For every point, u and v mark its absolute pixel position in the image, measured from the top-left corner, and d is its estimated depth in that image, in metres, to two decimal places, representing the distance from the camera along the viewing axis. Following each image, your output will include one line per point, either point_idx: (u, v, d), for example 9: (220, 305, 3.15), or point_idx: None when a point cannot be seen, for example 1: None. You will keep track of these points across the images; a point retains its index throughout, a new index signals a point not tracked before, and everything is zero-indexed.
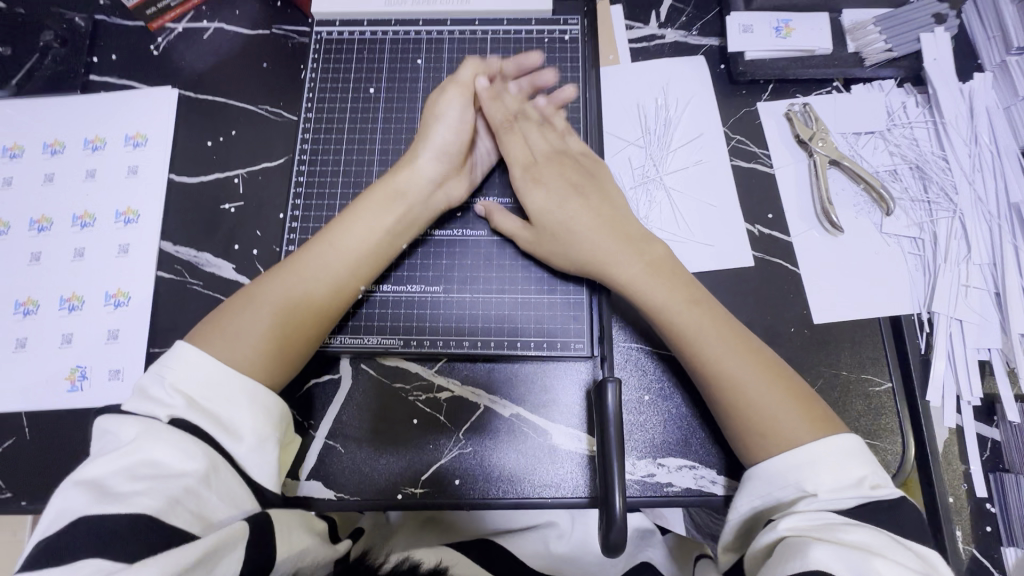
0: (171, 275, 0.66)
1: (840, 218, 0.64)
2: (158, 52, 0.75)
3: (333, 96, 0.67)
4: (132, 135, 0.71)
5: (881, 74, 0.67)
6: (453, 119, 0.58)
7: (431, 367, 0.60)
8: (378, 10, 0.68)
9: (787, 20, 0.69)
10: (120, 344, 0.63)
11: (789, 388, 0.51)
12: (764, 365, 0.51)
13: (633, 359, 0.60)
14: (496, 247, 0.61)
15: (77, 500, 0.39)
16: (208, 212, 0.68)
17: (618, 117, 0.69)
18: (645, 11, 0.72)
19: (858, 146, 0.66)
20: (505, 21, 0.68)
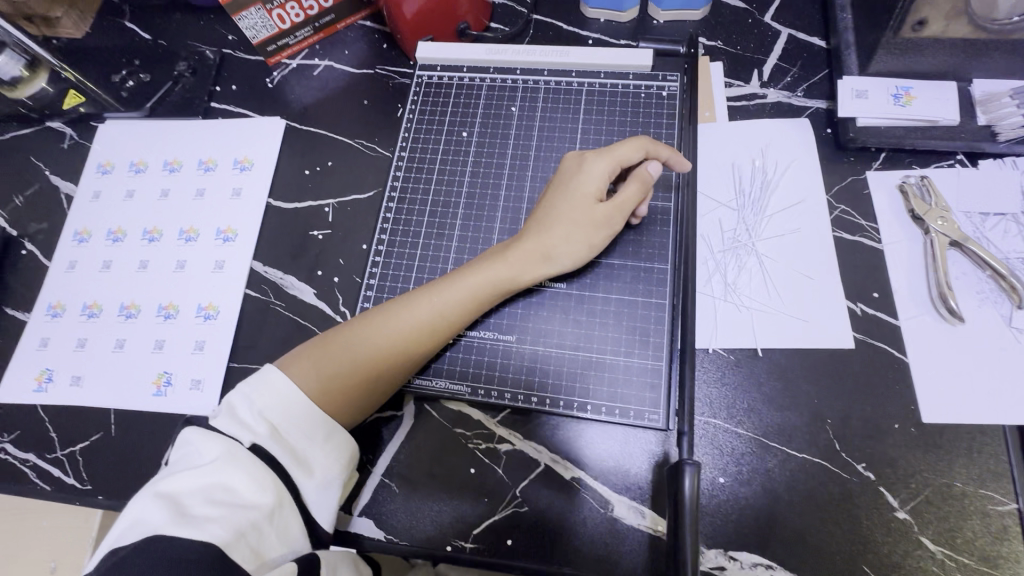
0: (257, 293, 0.69)
1: (961, 306, 0.57)
2: (272, 84, 0.81)
3: (428, 136, 0.69)
4: (240, 160, 0.76)
5: (1015, 150, 0.61)
6: (582, 195, 0.55)
7: (494, 417, 0.58)
8: (479, 58, 0.70)
9: (908, 88, 0.64)
10: (204, 356, 0.66)
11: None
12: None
13: (709, 436, 0.56)
14: (574, 301, 0.59)
15: (157, 515, 0.42)
16: (298, 237, 0.71)
17: (711, 176, 0.66)
18: (746, 70, 0.71)
19: (984, 228, 0.60)
20: (602, 74, 0.68)
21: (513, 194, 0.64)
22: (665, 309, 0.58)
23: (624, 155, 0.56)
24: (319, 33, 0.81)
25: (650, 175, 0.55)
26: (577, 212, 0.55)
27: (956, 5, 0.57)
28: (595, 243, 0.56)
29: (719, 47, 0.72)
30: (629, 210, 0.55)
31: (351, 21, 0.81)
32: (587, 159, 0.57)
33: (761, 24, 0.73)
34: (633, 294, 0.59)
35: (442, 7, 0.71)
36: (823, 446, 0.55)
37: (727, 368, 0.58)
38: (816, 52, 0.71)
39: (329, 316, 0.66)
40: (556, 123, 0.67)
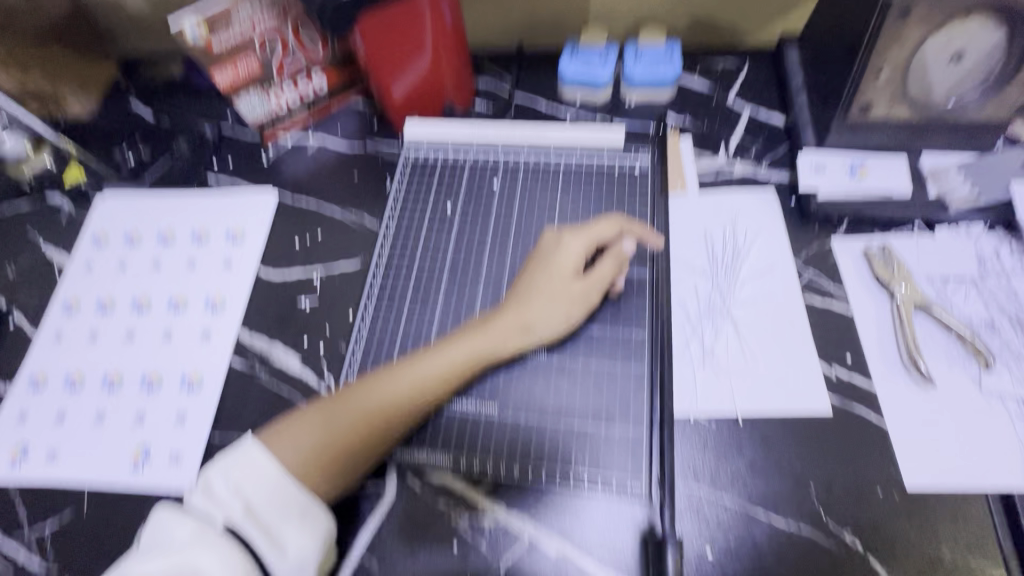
0: (243, 363, 0.69)
1: (931, 369, 0.59)
2: (268, 161, 0.84)
3: (414, 209, 0.72)
4: (233, 231, 0.78)
5: (967, 219, 0.65)
6: (561, 269, 0.58)
7: (477, 489, 0.57)
8: (463, 137, 0.75)
9: (862, 161, 0.69)
10: (185, 428, 0.65)
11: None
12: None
13: (695, 506, 0.55)
14: (555, 369, 0.60)
15: None
16: (287, 306, 0.72)
17: (685, 244, 0.69)
18: (714, 145, 0.76)
19: (946, 291, 0.62)
20: (578, 151, 0.73)
21: (495, 263, 0.67)
22: (644, 376, 0.59)
23: (599, 233, 0.60)
24: (313, 112, 0.85)
25: (625, 253, 0.60)
26: (557, 285, 0.58)
27: (894, 91, 0.63)
28: (574, 315, 0.58)
29: (687, 125, 0.78)
30: (604, 284, 0.59)
31: (344, 101, 0.86)
32: (565, 236, 0.60)
33: (725, 104, 0.79)
34: (613, 362, 0.60)
35: (430, 88, 0.76)
36: (809, 514, 0.54)
37: (709, 434, 0.58)
38: (777, 129, 0.76)
39: (313, 385, 0.66)
40: (536, 197, 0.71)
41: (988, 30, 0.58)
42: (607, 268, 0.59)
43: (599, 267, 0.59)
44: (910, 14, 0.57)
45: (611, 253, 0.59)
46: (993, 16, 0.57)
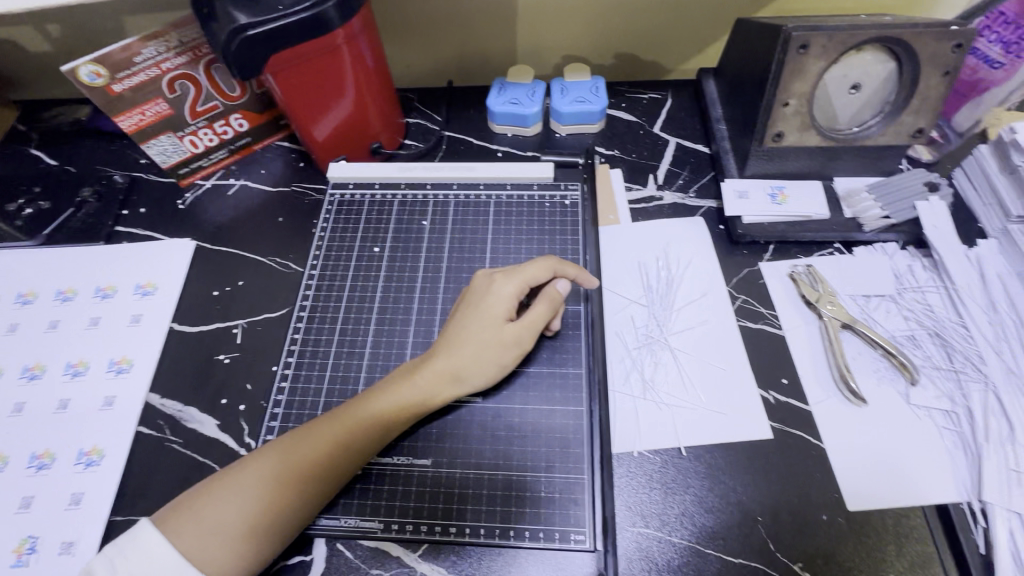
0: (151, 430, 0.63)
1: (861, 386, 0.60)
2: (184, 206, 0.80)
3: (339, 253, 0.69)
4: (142, 285, 0.72)
5: (882, 237, 0.68)
6: (491, 312, 0.55)
7: (413, 553, 0.53)
8: (389, 176, 0.73)
9: (781, 187, 0.71)
10: (81, 511, 0.58)
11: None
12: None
13: (645, 550, 0.53)
14: (491, 414, 0.57)
15: None
16: (203, 363, 0.66)
17: (619, 275, 0.68)
18: (643, 175, 0.77)
19: (869, 309, 0.64)
20: (508, 186, 0.72)
21: (426, 306, 0.64)
22: (583, 417, 0.57)
23: (533, 275, 0.57)
24: (234, 155, 0.82)
25: (560, 294, 0.57)
26: (488, 331, 0.55)
27: (804, 120, 0.65)
28: (507, 360, 0.55)
29: (617, 156, 0.79)
30: (539, 327, 0.56)
31: (268, 142, 0.84)
32: (495, 278, 0.57)
33: (652, 135, 0.81)
34: (551, 402, 0.58)
35: (354, 127, 0.75)
36: (759, 547, 0.53)
37: (654, 470, 0.56)
38: (702, 157, 0.78)
39: (232, 450, 0.60)
40: (467, 233, 0.69)
41: (880, 62, 0.62)
42: (540, 310, 0.56)
43: (531, 309, 0.56)
44: (809, 49, 0.59)
45: (544, 295, 0.57)
46: (882, 50, 0.61)
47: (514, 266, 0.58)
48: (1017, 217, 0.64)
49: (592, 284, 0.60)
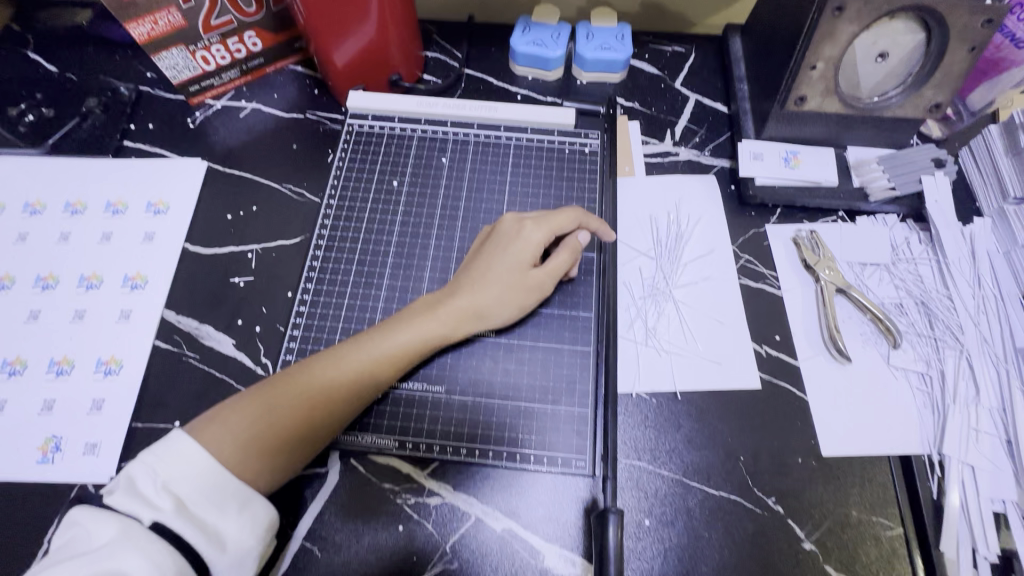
0: (168, 345, 0.64)
1: (848, 346, 0.64)
2: (193, 125, 0.78)
3: (357, 185, 0.69)
4: (154, 203, 0.72)
5: (885, 209, 0.70)
6: (517, 256, 0.57)
7: (423, 470, 0.57)
8: (409, 110, 0.72)
9: (796, 151, 0.72)
10: (102, 416, 0.60)
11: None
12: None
13: (635, 480, 0.58)
14: (502, 349, 0.60)
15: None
16: (218, 284, 0.67)
17: (630, 226, 0.70)
18: (661, 130, 0.77)
19: (863, 276, 0.67)
20: (529, 130, 0.72)
21: (443, 242, 0.65)
22: (590, 356, 0.60)
23: (560, 224, 0.59)
24: (246, 76, 0.80)
25: (581, 245, 0.60)
26: (513, 272, 0.57)
27: (828, 85, 0.66)
28: (524, 302, 0.58)
29: (636, 108, 0.79)
30: (559, 275, 0.59)
31: (281, 65, 0.81)
32: (522, 224, 0.59)
33: (673, 90, 0.81)
34: (559, 342, 0.61)
35: (374, 56, 0.73)
36: (737, 482, 0.58)
37: (649, 410, 0.61)
38: (720, 117, 0.78)
39: (248, 368, 0.63)
40: (486, 173, 0.70)
41: (910, 32, 0.62)
42: (563, 258, 0.58)
43: (555, 257, 0.58)
44: (844, 12, 0.59)
45: (568, 244, 0.59)
46: (915, 19, 0.61)
47: (541, 212, 0.60)
48: (1014, 199, 0.67)
49: (610, 237, 0.62)
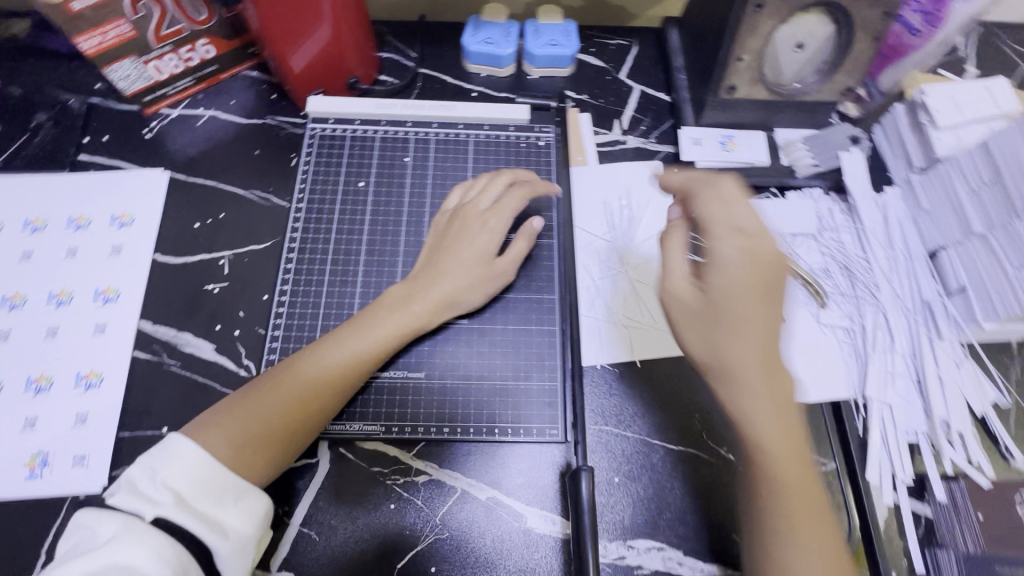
0: (147, 354, 0.66)
1: (783, 309, 0.72)
2: (150, 135, 0.78)
3: (324, 188, 0.72)
4: (118, 215, 0.72)
5: (811, 184, 0.78)
6: (479, 246, 0.63)
7: (409, 452, 0.61)
8: (370, 112, 0.75)
9: (731, 135, 0.79)
10: (88, 428, 0.61)
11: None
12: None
13: (604, 442, 0.64)
14: (475, 334, 0.65)
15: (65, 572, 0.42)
16: (192, 292, 0.69)
17: (586, 212, 0.76)
18: (609, 120, 0.83)
19: (794, 246, 0.75)
20: (486, 126, 0.76)
21: (413, 238, 0.69)
22: (556, 334, 0.66)
23: (512, 212, 0.65)
24: (201, 83, 0.80)
25: (535, 231, 0.66)
26: (473, 256, 0.62)
27: (755, 75, 0.72)
28: (490, 286, 0.63)
29: (586, 101, 0.84)
30: (519, 260, 0.65)
31: (236, 71, 0.82)
32: (481, 217, 0.65)
33: (619, 81, 0.86)
34: (527, 324, 0.66)
35: (331, 60, 0.75)
36: (692, 437, 0.65)
37: (613, 379, 0.67)
38: (663, 105, 0.84)
39: (231, 371, 0.65)
40: (448, 170, 0.73)
41: (822, 24, 0.69)
42: (520, 244, 0.65)
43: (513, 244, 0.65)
44: (764, 9, 0.65)
45: (523, 230, 0.66)
46: (825, 13, 0.68)
47: (499, 202, 0.66)
48: (918, 169, 0.76)
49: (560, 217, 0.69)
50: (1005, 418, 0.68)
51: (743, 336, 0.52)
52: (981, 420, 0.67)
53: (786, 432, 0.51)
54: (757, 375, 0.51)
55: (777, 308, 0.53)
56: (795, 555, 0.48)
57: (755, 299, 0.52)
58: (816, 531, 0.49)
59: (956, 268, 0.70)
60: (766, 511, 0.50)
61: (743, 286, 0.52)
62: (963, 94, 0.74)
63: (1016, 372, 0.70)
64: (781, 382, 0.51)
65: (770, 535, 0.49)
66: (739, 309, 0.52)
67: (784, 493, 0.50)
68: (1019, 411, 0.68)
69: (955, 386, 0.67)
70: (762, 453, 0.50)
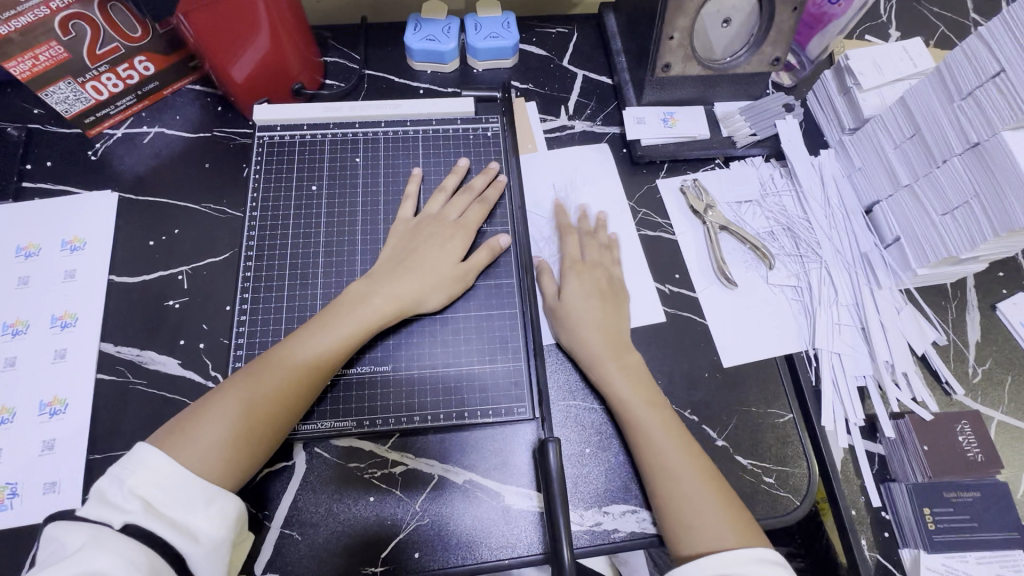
0: (111, 375, 0.65)
1: (733, 274, 0.75)
2: (95, 157, 0.77)
3: (277, 194, 0.72)
4: (69, 240, 0.72)
5: (752, 152, 0.82)
6: (440, 251, 0.66)
7: (384, 444, 0.63)
8: (316, 116, 0.75)
9: (672, 112, 0.82)
10: (56, 454, 0.61)
11: (727, 502, 0.57)
12: (720, 496, 0.58)
13: (572, 416, 0.66)
14: (438, 324, 0.66)
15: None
16: (152, 309, 0.69)
17: (539, 198, 0.78)
18: (556, 107, 0.85)
19: (740, 213, 0.79)
20: (433, 121, 0.78)
21: (369, 236, 0.70)
22: (517, 316, 0.68)
23: (474, 223, 0.69)
24: (143, 101, 0.80)
25: (501, 246, 0.69)
26: (441, 265, 0.65)
27: (687, 52, 0.75)
28: (454, 287, 0.66)
29: (531, 90, 0.86)
30: (481, 270, 0.68)
31: (178, 86, 0.81)
32: (442, 227, 0.68)
33: (562, 68, 0.88)
34: (488, 309, 0.68)
35: (273, 68, 0.75)
36: None
37: None
38: (606, 88, 0.87)
39: (199, 384, 0.65)
40: (400, 167, 0.74)
41: None
42: (482, 253, 0.68)
43: (477, 255, 0.68)
44: None
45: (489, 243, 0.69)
46: None
47: (465, 217, 0.70)
48: (849, 130, 0.79)
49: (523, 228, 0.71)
50: (945, 356, 0.73)
51: (589, 322, 0.66)
52: (922, 358, 0.72)
53: (638, 387, 0.64)
54: (605, 350, 0.65)
55: (619, 308, 0.69)
56: (664, 476, 0.58)
57: (596, 300, 0.68)
58: (685, 452, 0.60)
59: (889, 219, 0.73)
60: (647, 449, 0.60)
61: (588, 289, 0.68)
62: (884, 55, 0.78)
63: (952, 313, 0.75)
64: (625, 353, 0.66)
65: (652, 467, 0.59)
66: (586, 305, 0.67)
67: (654, 429, 0.61)
68: (956, 348, 0.73)
69: (896, 330, 0.72)
70: (625, 406, 0.62)
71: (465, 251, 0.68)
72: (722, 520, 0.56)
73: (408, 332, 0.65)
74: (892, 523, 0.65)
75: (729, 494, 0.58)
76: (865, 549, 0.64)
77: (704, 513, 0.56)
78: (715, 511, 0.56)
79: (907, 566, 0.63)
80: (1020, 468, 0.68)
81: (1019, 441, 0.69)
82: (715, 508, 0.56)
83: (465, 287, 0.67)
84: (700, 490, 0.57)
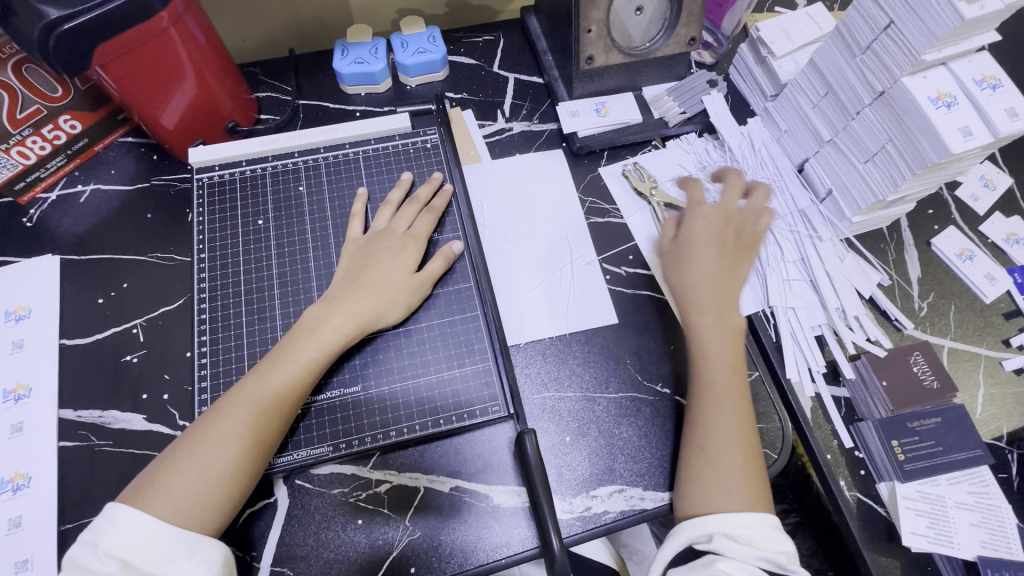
0: (74, 441, 0.63)
1: None
2: (31, 223, 0.75)
3: (223, 233, 0.71)
4: (13, 310, 0.70)
5: (685, 130, 0.85)
6: (396, 264, 0.67)
7: (366, 465, 0.63)
8: (254, 151, 0.76)
9: (603, 102, 0.85)
10: (25, 531, 0.59)
11: (754, 470, 0.59)
12: (750, 453, 0.59)
13: (549, 408, 0.67)
14: (403, 336, 0.66)
15: None
16: (109, 368, 0.67)
17: (487, 201, 0.79)
18: (492, 112, 0.87)
19: None
20: (372, 140, 0.78)
21: (322, 261, 0.70)
22: (479, 319, 0.68)
23: (425, 234, 0.70)
24: (75, 160, 0.78)
25: (454, 252, 0.70)
26: (395, 278, 0.66)
27: (607, 42, 0.78)
28: (411, 296, 0.66)
29: (466, 98, 0.88)
30: (436, 279, 0.68)
31: (110, 140, 0.79)
32: (394, 241, 0.69)
33: (492, 74, 0.90)
34: (450, 316, 0.68)
35: (203, 110, 0.75)
36: (627, 378, 0.69)
37: (546, 348, 0.70)
38: (538, 87, 0.89)
39: (168, 435, 0.64)
40: (344, 190, 0.75)
41: None
42: (436, 261, 0.68)
43: (431, 261, 0.68)
44: None
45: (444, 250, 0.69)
46: None
47: (414, 227, 0.70)
48: (770, 97, 0.83)
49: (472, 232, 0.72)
50: (891, 295, 0.76)
51: (703, 268, 0.68)
52: (870, 300, 0.76)
53: (730, 346, 0.65)
54: (707, 302, 0.66)
55: (737, 262, 0.70)
56: (710, 440, 0.60)
57: (721, 248, 0.69)
58: (739, 417, 0.61)
59: (819, 174, 0.77)
60: (703, 405, 0.62)
61: (709, 236, 0.70)
62: (790, 24, 0.82)
63: (892, 254, 0.79)
64: (730, 312, 0.67)
65: (699, 431, 0.61)
66: (708, 252, 0.69)
67: (722, 395, 0.62)
68: (900, 287, 0.77)
69: (842, 278, 0.75)
70: (707, 358, 0.64)
71: (419, 262, 0.69)
72: (738, 484, 0.58)
73: (374, 351, 0.65)
74: (866, 460, 0.68)
75: (757, 462, 0.60)
76: (845, 490, 0.67)
77: (727, 470, 0.58)
78: (738, 475, 0.58)
79: (885, 499, 0.66)
80: (974, 390, 0.72)
81: (970, 365, 0.73)
82: (740, 473, 0.58)
83: (421, 296, 0.67)
84: (733, 449, 0.59)
